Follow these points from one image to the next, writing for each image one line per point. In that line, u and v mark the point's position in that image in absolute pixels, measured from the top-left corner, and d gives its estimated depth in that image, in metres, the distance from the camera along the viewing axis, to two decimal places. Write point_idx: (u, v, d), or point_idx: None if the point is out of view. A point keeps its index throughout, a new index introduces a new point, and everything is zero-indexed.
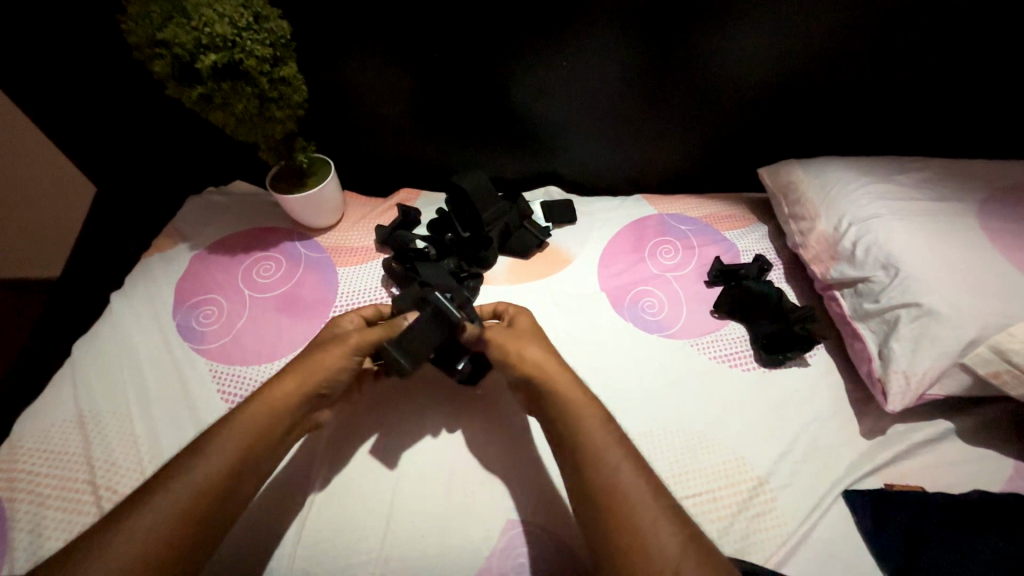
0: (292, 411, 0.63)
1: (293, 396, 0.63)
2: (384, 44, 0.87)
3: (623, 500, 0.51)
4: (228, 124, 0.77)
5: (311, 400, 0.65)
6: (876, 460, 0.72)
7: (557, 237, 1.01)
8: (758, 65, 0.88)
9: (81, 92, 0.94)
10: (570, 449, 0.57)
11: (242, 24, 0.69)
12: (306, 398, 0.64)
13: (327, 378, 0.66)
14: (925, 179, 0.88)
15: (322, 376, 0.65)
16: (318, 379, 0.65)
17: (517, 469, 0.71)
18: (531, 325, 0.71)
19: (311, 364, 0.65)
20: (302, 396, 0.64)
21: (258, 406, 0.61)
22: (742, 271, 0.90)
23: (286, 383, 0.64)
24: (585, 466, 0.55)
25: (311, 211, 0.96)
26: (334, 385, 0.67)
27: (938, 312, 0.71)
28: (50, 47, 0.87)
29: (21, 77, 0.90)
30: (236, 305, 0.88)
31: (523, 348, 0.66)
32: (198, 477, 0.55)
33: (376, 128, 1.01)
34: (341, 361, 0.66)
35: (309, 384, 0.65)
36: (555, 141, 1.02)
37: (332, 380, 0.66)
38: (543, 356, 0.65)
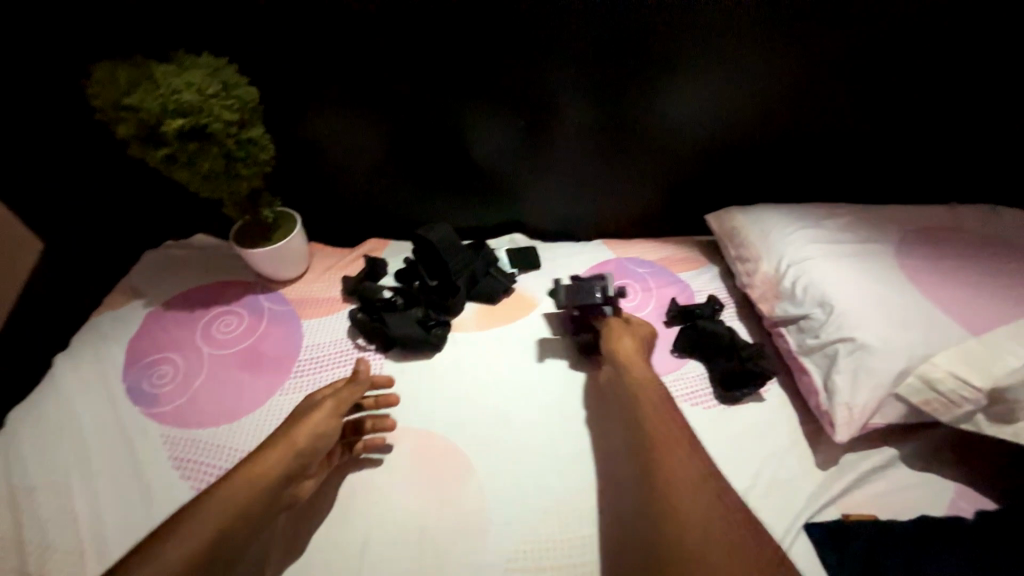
0: (276, 481, 0.62)
1: (275, 468, 0.62)
2: (352, 107, 0.92)
3: (687, 499, 0.60)
4: (193, 183, 0.77)
5: (294, 469, 0.64)
6: (833, 490, 0.75)
7: (523, 282, 1.05)
8: (694, 126, 0.98)
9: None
10: (641, 459, 0.67)
11: (210, 91, 0.71)
12: (289, 467, 0.63)
13: (309, 446, 0.65)
14: (848, 223, 0.98)
15: (307, 441, 0.65)
16: (303, 444, 0.65)
17: (489, 522, 0.70)
18: (647, 331, 0.87)
19: (293, 431, 0.65)
20: (288, 464, 0.63)
21: (236, 482, 0.60)
22: (697, 312, 0.96)
23: (271, 452, 0.63)
24: (654, 472, 0.64)
25: (277, 263, 0.96)
26: (316, 453, 0.66)
27: (871, 345, 0.77)
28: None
29: None
30: (193, 364, 0.85)
31: (622, 336, 0.84)
32: (172, 561, 0.52)
33: (343, 182, 1.04)
34: (324, 423, 0.68)
35: (294, 451, 0.64)
36: (518, 192, 1.08)
37: (315, 447, 0.66)
38: (633, 348, 0.82)
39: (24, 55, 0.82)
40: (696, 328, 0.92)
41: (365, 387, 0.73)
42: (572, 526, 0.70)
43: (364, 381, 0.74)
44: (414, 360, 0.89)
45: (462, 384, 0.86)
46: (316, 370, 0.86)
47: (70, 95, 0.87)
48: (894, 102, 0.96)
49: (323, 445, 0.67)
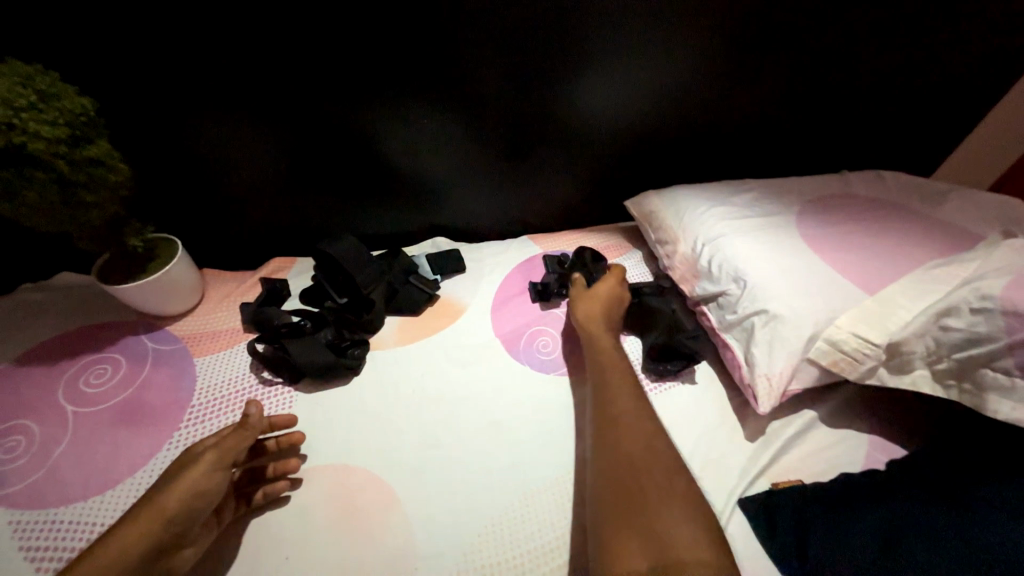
0: (138, 562, 0.52)
1: (136, 549, 0.52)
2: (226, 115, 0.82)
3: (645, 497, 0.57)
4: (28, 218, 0.66)
5: (162, 544, 0.54)
6: (761, 461, 0.77)
7: (447, 288, 0.99)
8: (600, 113, 0.97)
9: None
10: (603, 459, 0.63)
11: (20, 104, 0.58)
12: (157, 541, 0.54)
13: (180, 512, 0.56)
14: (755, 198, 1.01)
15: (177, 506, 0.56)
16: (175, 509, 0.56)
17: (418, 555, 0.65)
18: (608, 290, 0.88)
19: (158, 500, 0.55)
20: (154, 538, 0.53)
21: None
22: (644, 290, 0.97)
23: (131, 528, 0.53)
24: (616, 473, 0.60)
25: (156, 298, 0.84)
26: (191, 517, 0.57)
27: (782, 316, 0.79)
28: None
29: None
30: (54, 428, 0.72)
31: (578, 307, 0.87)
32: None
33: (230, 200, 0.93)
34: (204, 480, 0.59)
35: (164, 520, 0.55)
36: (431, 194, 1.03)
37: (187, 512, 0.57)
38: (591, 315, 0.85)
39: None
40: (636, 303, 0.94)
41: (255, 433, 0.66)
42: (508, 542, 0.66)
43: (256, 426, 0.67)
44: (330, 386, 0.81)
45: (384, 407, 0.79)
46: (212, 415, 0.75)
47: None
48: (785, 78, 0.99)
49: (201, 508, 0.58)
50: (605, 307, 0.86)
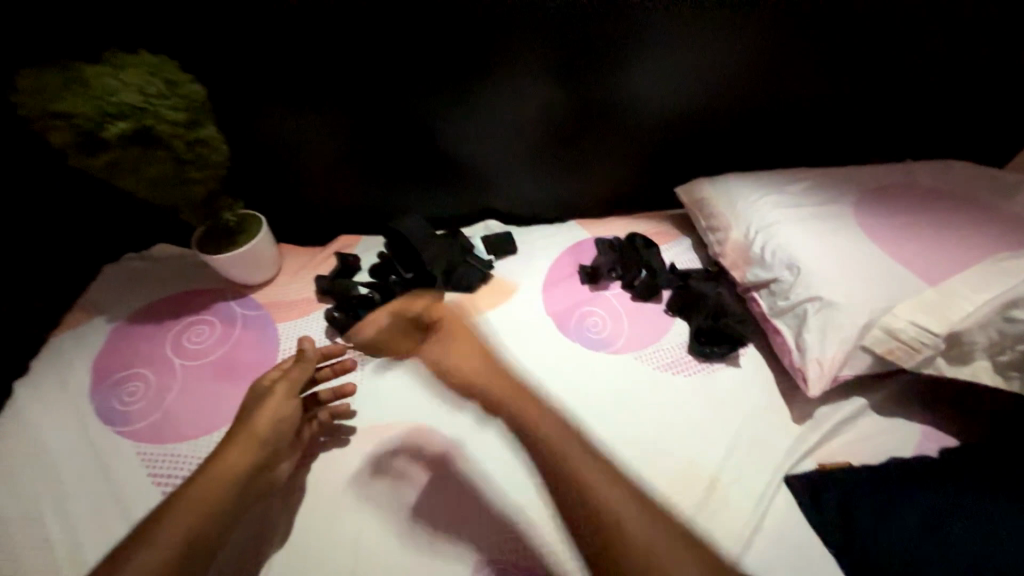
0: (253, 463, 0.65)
1: (249, 453, 0.65)
2: (307, 103, 0.89)
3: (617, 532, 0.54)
4: (139, 189, 0.73)
5: (262, 456, 0.66)
6: (808, 442, 0.79)
7: (500, 268, 1.04)
8: (655, 97, 0.98)
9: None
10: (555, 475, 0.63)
11: (152, 92, 0.67)
12: (262, 450, 0.67)
13: (275, 428, 0.69)
14: (810, 186, 1.00)
15: (271, 424, 0.69)
16: (263, 428, 0.68)
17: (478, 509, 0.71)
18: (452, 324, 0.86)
19: (255, 420, 0.69)
20: (253, 451, 0.66)
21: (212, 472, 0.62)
22: (692, 276, 1.00)
23: (235, 441, 0.66)
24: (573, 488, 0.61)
25: (244, 267, 0.93)
26: (283, 433, 0.70)
27: (837, 303, 0.80)
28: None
29: None
30: (165, 378, 0.82)
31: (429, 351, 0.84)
32: (169, 543, 0.55)
33: (305, 182, 1.00)
34: (280, 404, 0.71)
35: (256, 437, 0.67)
36: (486, 178, 1.07)
37: (281, 428, 0.70)
38: (466, 353, 0.81)
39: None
40: (683, 286, 0.97)
41: (312, 364, 0.77)
42: None
43: (312, 357, 0.77)
44: (397, 353, 0.89)
45: None
46: None
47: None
48: (848, 61, 0.97)
49: (284, 425, 0.70)
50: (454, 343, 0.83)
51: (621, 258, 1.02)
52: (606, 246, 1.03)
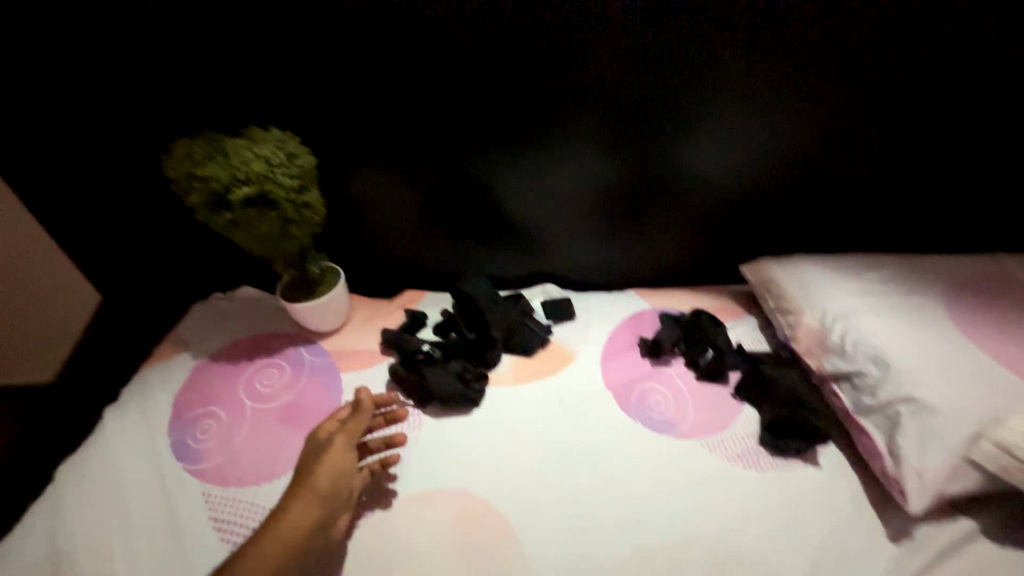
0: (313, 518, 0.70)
1: (310, 507, 0.70)
2: (392, 169, 0.96)
3: None
4: (248, 243, 0.81)
5: (322, 509, 0.71)
6: (907, 569, 0.70)
7: (559, 333, 1.03)
8: (722, 176, 1.00)
9: (92, 199, 0.99)
10: None
11: (276, 163, 0.77)
12: (321, 505, 0.71)
13: (333, 483, 0.73)
14: (891, 274, 0.96)
15: (328, 479, 0.73)
16: (324, 482, 0.73)
17: None
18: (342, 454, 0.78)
19: (315, 473, 0.74)
20: (314, 504, 0.71)
21: (278, 526, 0.69)
22: (763, 361, 0.93)
23: (299, 497, 0.72)
24: None
25: (318, 316, 0.98)
26: (341, 486, 0.74)
27: (935, 408, 0.74)
28: (74, 156, 0.94)
29: (68, 204, 1.01)
30: (236, 418, 0.86)
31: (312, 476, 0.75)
32: None
33: (380, 239, 1.07)
34: (338, 458, 0.76)
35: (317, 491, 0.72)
36: (549, 244, 1.10)
37: (338, 483, 0.74)
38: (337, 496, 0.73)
39: (88, 116, 0.89)
40: (754, 370, 0.92)
41: (368, 415, 0.81)
42: None
43: (367, 408, 0.82)
44: (454, 414, 0.89)
45: (502, 442, 0.85)
46: None
47: (129, 156, 0.93)
48: (924, 152, 0.97)
49: (343, 478, 0.74)
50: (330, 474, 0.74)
51: (685, 334, 0.99)
52: (670, 321, 1.01)
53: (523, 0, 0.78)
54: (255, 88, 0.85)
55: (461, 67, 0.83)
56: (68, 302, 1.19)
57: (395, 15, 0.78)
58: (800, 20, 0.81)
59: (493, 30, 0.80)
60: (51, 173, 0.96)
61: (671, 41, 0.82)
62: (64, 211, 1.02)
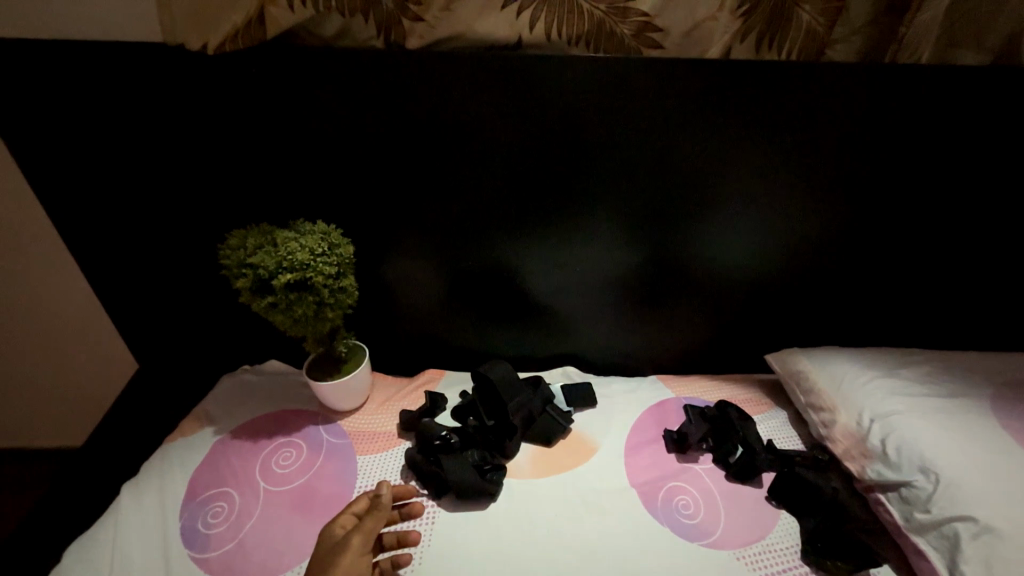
0: None
1: None
2: (423, 257, 1.03)
3: None
4: (284, 323, 0.85)
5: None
6: None
7: (579, 420, 1.01)
8: (740, 268, 1.03)
9: (149, 277, 1.08)
10: None
11: (319, 252, 0.83)
12: None
13: None
14: (926, 371, 0.92)
15: None
16: None
17: None
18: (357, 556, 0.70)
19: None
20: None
21: None
22: (797, 460, 0.88)
23: None
24: None
25: (340, 395, 0.99)
26: None
27: (999, 530, 0.67)
28: (138, 238, 1.03)
29: (122, 280, 1.09)
30: (248, 501, 0.84)
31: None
32: None
33: (407, 318, 1.11)
34: (353, 565, 0.69)
35: None
36: (571, 328, 1.12)
37: None
38: None
39: (154, 205, 0.99)
40: (789, 473, 0.86)
41: (386, 512, 0.74)
42: None
43: (386, 504, 0.74)
44: (469, 508, 0.85)
45: (520, 543, 0.80)
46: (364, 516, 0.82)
47: (190, 237, 1.02)
48: (936, 249, 1.00)
49: None
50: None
51: (712, 430, 0.95)
52: (696, 413, 0.98)
53: (550, 113, 0.87)
54: (309, 183, 0.95)
55: (493, 167, 0.92)
56: (109, 378, 1.29)
57: (438, 125, 0.88)
58: (808, 131, 0.88)
59: (525, 136, 0.89)
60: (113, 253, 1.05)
61: (688, 147, 0.90)
62: (119, 285, 1.10)
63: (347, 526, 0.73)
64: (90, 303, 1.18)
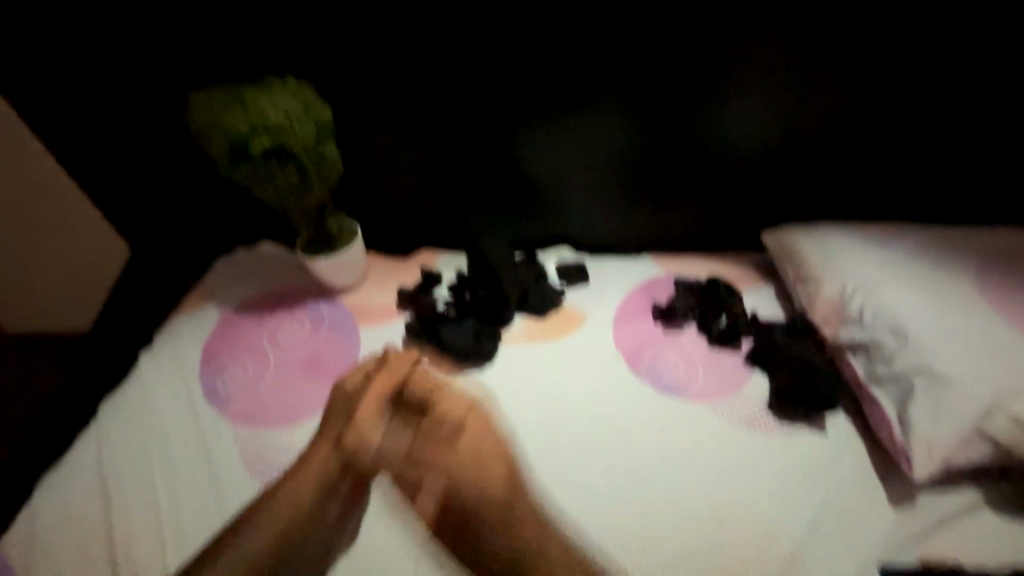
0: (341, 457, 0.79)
1: (336, 449, 0.80)
2: (409, 127, 0.96)
3: None
4: (270, 196, 0.82)
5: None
6: (905, 532, 0.71)
7: (572, 296, 1.04)
8: (749, 136, 0.96)
9: (123, 151, 1.03)
10: None
11: (294, 114, 0.76)
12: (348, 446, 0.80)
13: (360, 426, 0.82)
14: (920, 245, 0.92)
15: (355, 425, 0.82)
16: (353, 427, 0.82)
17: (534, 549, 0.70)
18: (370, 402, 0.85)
19: (345, 418, 0.84)
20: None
21: (311, 465, 0.79)
22: (778, 328, 0.93)
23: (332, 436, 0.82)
24: None
25: (336, 272, 1.00)
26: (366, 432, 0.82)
27: (951, 379, 0.74)
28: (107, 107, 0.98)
29: (97, 156, 1.04)
30: (260, 366, 0.91)
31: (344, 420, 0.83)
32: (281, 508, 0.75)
33: (397, 197, 1.07)
34: (366, 407, 0.84)
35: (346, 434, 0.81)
36: (566, 208, 1.08)
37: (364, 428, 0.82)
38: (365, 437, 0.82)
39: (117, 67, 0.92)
40: (768, 338, 0.91)
41: (394, 369, 0.88)
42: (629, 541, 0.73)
43: (394, 363, 0.89)
44: (467, 371, 0.91)
45: (513, 399, 0.87)
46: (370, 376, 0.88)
47: (159, 105, 0.96)
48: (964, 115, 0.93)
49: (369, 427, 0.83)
50: (358, 419, 0.83)
51: (700, 303, 0.98)
52: (687, 288, 1.00)
53: None
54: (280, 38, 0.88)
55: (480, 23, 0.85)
56: (97, 272, 1.26)
57: None
58: None
59: None
60: (86, 125, 1.00)
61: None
62: (96, 161, 1.06)
63: (359, 380, 0.88)
64: (64, 178, 1.10)
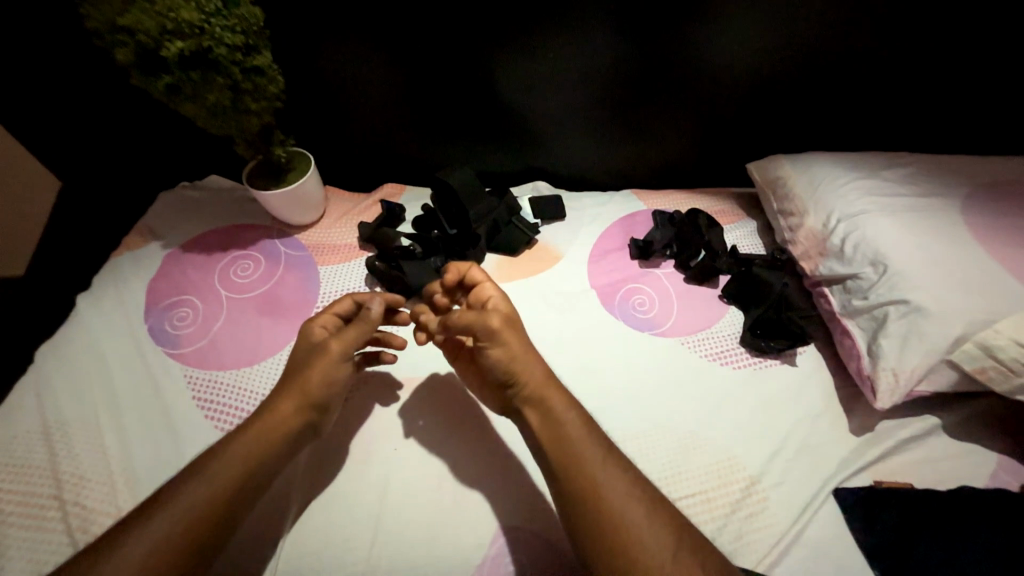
0: (300, 419, 0.62)
1: (294, 412, 0.61)
2: (359, 38, 0.83)
3: None
4: (199, 117, 0.72)
5: (315, 411, 0.63)
6: (866, 456, 0.72)
7: (547, 233, 0.98)
8: (747, 50, 0.85)
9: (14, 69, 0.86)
10: None
11: (210, 10, 0.65)
12: (311, 407, 0.62)
13: (326, 386, 0.63)
14: (911, 174, 0.87)
15: (320, 383, 0.63)
16: (315, 388, 0.62)
17: (499, 486, 0.69)
18: (341, 358, 0.64)
19: (301, 376, 0.62)
20: (305, 407, 0.62)
21: (258, 430, 0.59)
22: (756, 262, 0.90)
23: (287, 396, 0.62)
24: None
25: (290, 208, 0.91)
26: (335, 393, 0.65)
27: (926, 309, 0.71)
28: None
29: None
30: (212, 307, 0.85)
31: (304, 379, 0.62)
32: (193, 501, 0.53)
33: (353, 123, 0.96)
34: (331, 368, 0.63)
35: (307, 395, 0.62)
36: (540, 137, 0.99)
37: (332, 388, 0.64)
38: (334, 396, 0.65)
39: None
40: (745, 273, 0.89)
41: (370, 327, 0.66)
42: None
43: (374, 319, 0.66)
44: None
45: None
46: None
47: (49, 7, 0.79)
48: None
49: (338, 384, 0.64)
50: (322, 385, 0.62)
51: (679, 236, 0.94)
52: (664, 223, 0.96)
53: None
54: None
55: None
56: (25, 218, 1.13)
57: None
58: None
59: None
60: None
61: None
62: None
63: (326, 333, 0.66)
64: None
